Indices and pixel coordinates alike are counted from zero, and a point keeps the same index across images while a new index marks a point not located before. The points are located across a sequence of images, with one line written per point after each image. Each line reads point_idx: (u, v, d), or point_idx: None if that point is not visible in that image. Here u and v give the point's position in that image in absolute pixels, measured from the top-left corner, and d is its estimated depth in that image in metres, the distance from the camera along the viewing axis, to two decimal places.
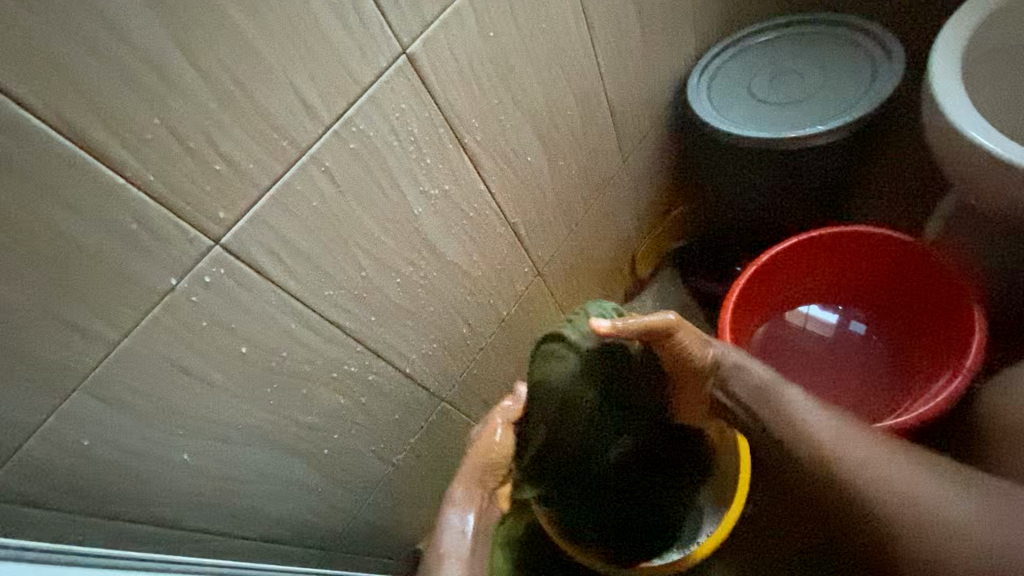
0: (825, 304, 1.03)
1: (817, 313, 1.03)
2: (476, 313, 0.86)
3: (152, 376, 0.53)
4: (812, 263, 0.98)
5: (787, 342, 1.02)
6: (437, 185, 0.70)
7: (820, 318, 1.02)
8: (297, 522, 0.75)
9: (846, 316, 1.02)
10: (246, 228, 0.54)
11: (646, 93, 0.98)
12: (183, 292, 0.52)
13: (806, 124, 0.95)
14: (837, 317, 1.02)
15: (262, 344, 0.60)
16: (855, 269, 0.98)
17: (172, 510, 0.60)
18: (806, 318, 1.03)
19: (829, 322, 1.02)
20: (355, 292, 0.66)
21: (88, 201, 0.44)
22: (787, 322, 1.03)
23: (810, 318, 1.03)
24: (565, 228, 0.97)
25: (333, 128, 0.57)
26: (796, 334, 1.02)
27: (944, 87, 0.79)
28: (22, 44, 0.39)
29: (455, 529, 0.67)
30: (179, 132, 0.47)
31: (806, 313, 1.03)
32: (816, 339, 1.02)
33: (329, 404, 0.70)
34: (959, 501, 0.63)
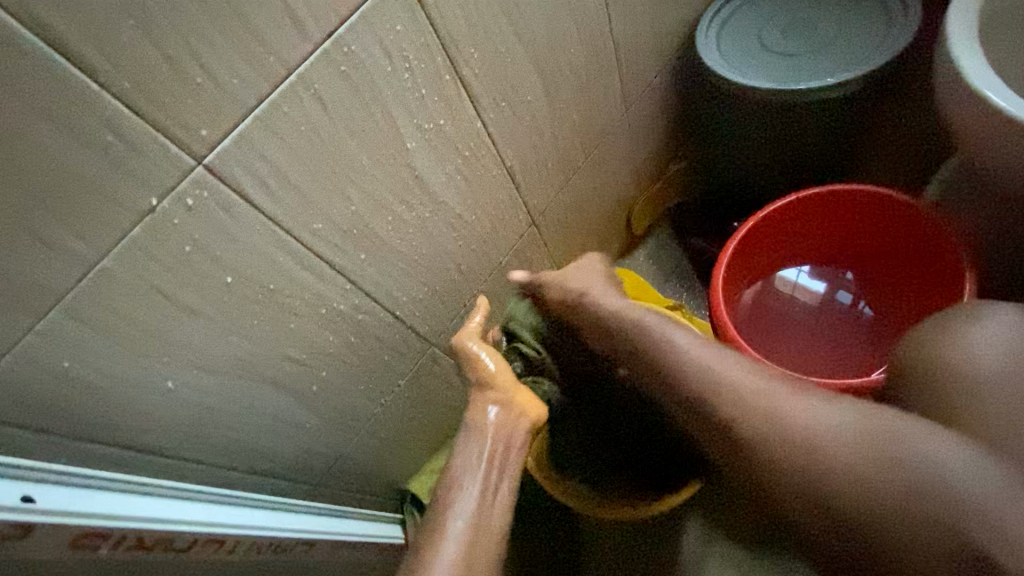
0: (815, 272, 1.03)
1: (805, 281, 1.02)
2: (468, 258, 0.86)
3: (135, 299, 0.53)
4: (807, 223, 0.97)
5: (774, 308, 1.01)
6: (431, 119, 0.68)
7: (808, 286, 1.02)
8: (283, 455, 0.77)
9: (834, 285, 1.02)
10: (230, 150, 0.52)
11: (654, 33, 0.94)
12: (164, 214, 0.51)
13: (814, 76, 0.92)
14: (825, 285, 1.02)
15: (249, 274, 0.60)
16: (847, 231, 0.97)
17: (158, 434, 0.62)
18: (795, 285, 1.02)
19: (817, 290, 1.02)
20: (343, 227, 0.66)
21: (61, 110, 0.42)
22: (776, 286, 1.02)
23: (799, 286, 1.02)
24: (562, 175, 0.95)
25: (322, 47, 0.54)
26: (784, 300, 1.02)
27: (960, 41, 0.76)
28: None
29: (468, 476, 0.68)
30: (158, 39, 0.44)
31: (795, 281, 1.02)
32: (803, 306, 1.01)
33: (316, 340, 0.71)
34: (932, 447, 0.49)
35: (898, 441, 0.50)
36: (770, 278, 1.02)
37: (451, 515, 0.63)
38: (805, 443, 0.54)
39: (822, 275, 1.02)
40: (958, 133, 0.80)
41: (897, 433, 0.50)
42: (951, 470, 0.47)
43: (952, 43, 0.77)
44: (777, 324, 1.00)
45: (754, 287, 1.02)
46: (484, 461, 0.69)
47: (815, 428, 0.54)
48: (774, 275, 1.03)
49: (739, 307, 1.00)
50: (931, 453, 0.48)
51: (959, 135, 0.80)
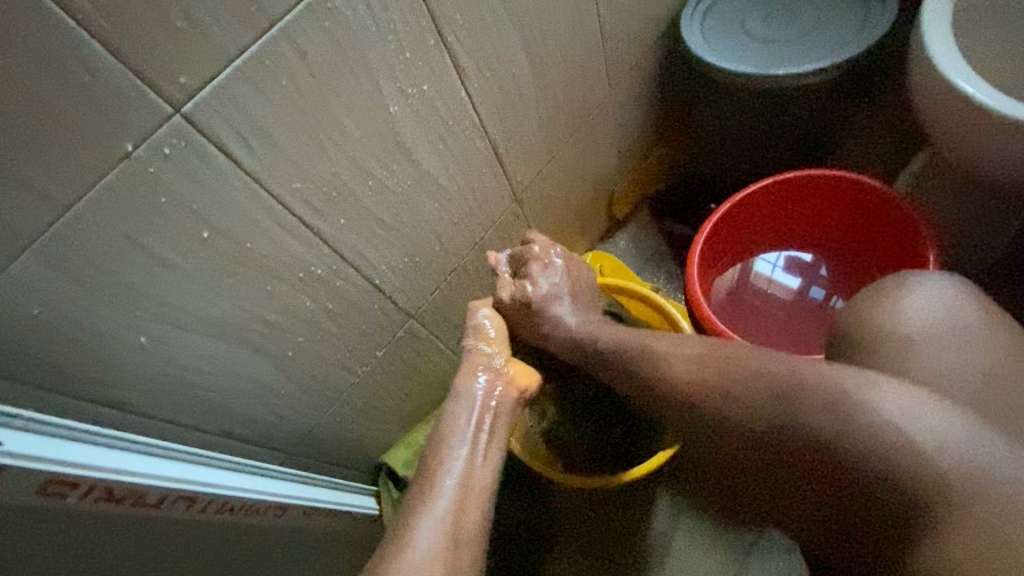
0: (789, 268, 1.06)
1: (780, 276, 1.06)
2: (450, 231, 0.86)
3: (109, 248, 0.52)
4: (781, 212, 1.00)
5: (749, 301, 1.05)
6: (416, 85, 0.68)
7: (782, 281, 1.06)
8: (258, 420, 0.77)
9: (807, 279, 1.05)
10: (210, 100, 0.52)
11: (640, 14, 0.95)
12: (140, 161, 0.50)
13: (794, 63, 0.93)
14: (799, 280, 1.05)
15: (227, 231, 0.59)
16: (820, 223, 1.01)
17: (130, 391, 0.61)
18: (769, 280, 1.06)
19: (790, 284, 1.06)
20: (325, 189, 0.65)
21: (36, 44, 0.41)
22: (752, 280, 1.06)
23: (773, 281, 1.06)
24: (546, 153, 0.96)
25: (307, 1, 0.54)
26: (759, 293, 1.06)
27: (935, 32, 0.79)
28: None
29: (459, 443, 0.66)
30: None
31: (770, 276, 1.06)
32: (777, 300, 1.05)
33: (294, 304, 0.71)
34: (939, 419, 0.54)
35: (867, 421, 0.55)
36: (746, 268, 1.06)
37: (444, 475, 0.62)
38: (802, 433, 0.59)
39: (795, 270, 1.06)
40: (929, 121, 0.83)
41: (860, 417, 0.56)
42: (908, 434, 0.54)
43: (926, 33, 0.79)
44: (752, 315, 1.04)
45: (731, 276, 1.05)
46: (474, 431, 0.68)
47: (799, 415, 0.59)
48: (750, 266, 1.06)
49: (714, 296, 1.04)
50: (897, 426, 0.54)
51: (930, 123, 0.83)
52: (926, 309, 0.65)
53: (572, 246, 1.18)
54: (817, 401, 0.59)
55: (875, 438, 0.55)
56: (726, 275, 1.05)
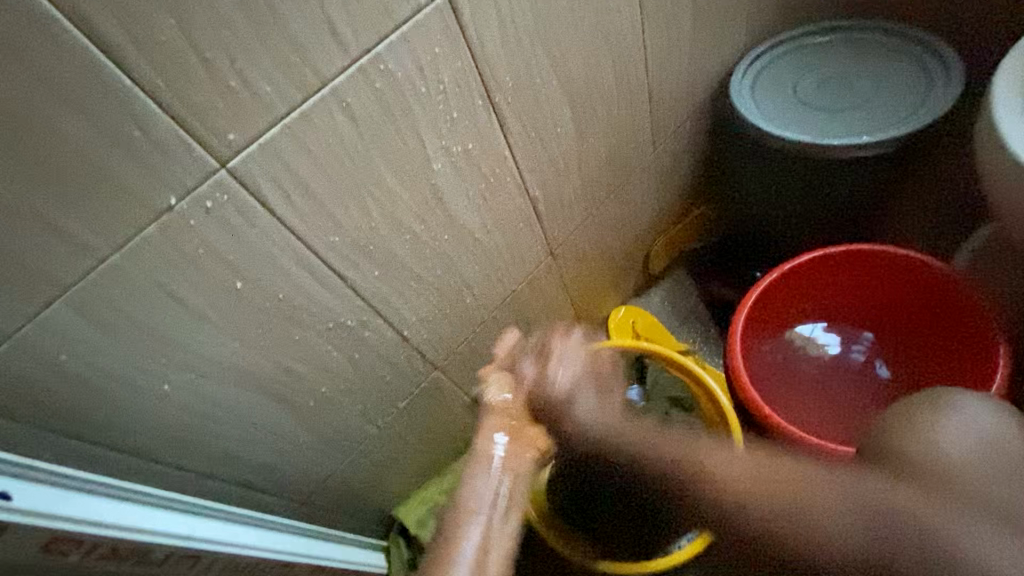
0: (829, 327, 0.98)
1: (820, 336, 0.97)
2: (481, 285, 0.84)
3: (142, 298, 0.52)
4: (832, 278, 0.94)
5: (790, 365, 0.96)
6: (460, 143, 0.68)
7: (823, 340, 0.97)
8: (273, 470, 0.75)
9: (849, 342, 0.97)
10: (255, 156, 0.52)
11: (689, 75, 0.94)
12: (181, 214, 0.50)
13: (848, 134, 0.91)
14: (840, 342, 0.97)
15: (259, 282, 0.58)
16: (869, 292, 0.94)
17: (146, 438, 0.60)
18: (809, 339, 0.97)
19: (832, 344, 0.97)
20: (361, 243, 0.65)
21: (89, 101, 0.42)
22: (792, 340, 0.97)
23: (812, 340, 0.97)
24: (585, 208, 0.94)
25: (359, 63, 0.54)
26: (800, 355, 0.96)
27: (1006, 110, 0.74)
28: None
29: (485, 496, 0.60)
30: (196, 41, 0.44)
31: (808, 334, 0.97)
32: (819, 361, 0.96)
33: (320, 355, 0.69)
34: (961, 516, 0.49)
35: (921, 521, 0.50)
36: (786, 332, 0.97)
37: (460, 550, 0.57)
38: (823, 529, 0.53)
39: (836, 330, 0.97)
40: (997, 202, 0.77)
41: (923, 512, 0.50)
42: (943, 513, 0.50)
43: (995, 110, 0.75)
44: (792, 393, 0.94)
45: (771, 343, 0.96)
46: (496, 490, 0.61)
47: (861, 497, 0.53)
48: (789, 328, 0.97)
49: (755, 366, 0.95)
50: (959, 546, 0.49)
51: (998, 204, 0.78)
52: (968, 441, 0.54)
53: (605, 301, 1.14)
54: (845, 490, 0.54)
55: (874, 521, 0.52)
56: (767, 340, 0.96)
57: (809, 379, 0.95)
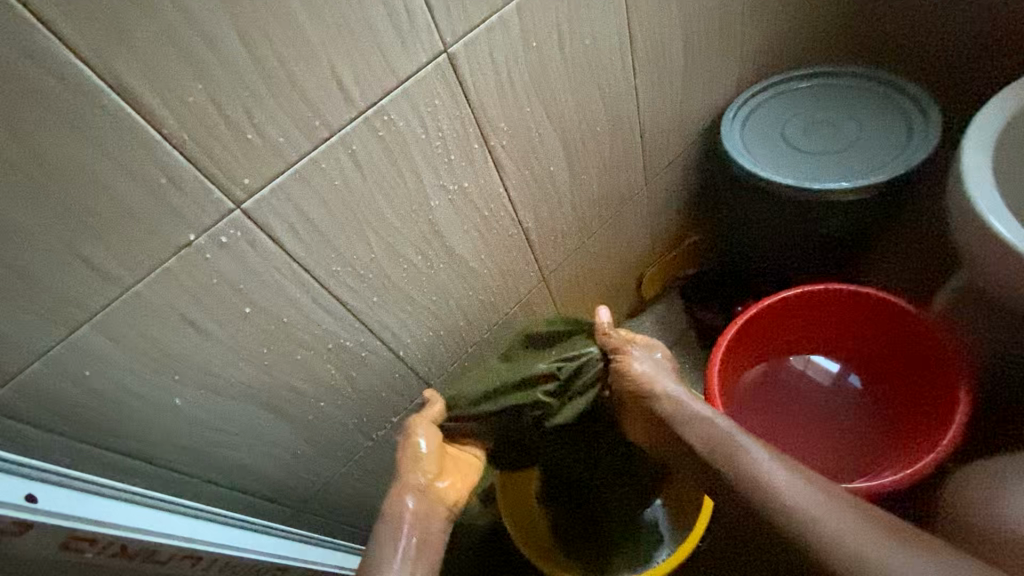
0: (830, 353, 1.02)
1: (818, 361, 1.02)
2: (475, 308, 0.89)
3: (160, 321, 0.57)
4: (830, 314, 0.97)
5: (783, 386, 1.01)
6: (456, 181, 0.73)
7: (822, 365, 1.02)
8: (272, 479, 0.80)
9: (847, 369, 1.01)
10: (267, 197, 0.57)
11: (681, 117, 0.99)
12: (199, 249, 0.55)
13: (829, 177, 0.95)
14: (839, 366, 1.01)
15: (266, 308, 0.64)
16: (863, 332, 0.97)
17: (156, 448, 0.65)
18: (807, 363, 1.02)
19: (830, 370, 1.01)
20: (361, 272, 0.70)
21: (124, 153, 0.47)
22: (787, 362, 1.03)
23: (811, 364, 1.02)
24: (576, 239, 0.99)
25: (364, 114, 0.59)
26: (795, 378, 1.02)
27: (972, 167, 0.79)
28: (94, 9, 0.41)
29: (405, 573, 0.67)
30: (219, 102, 0.49)
31: (808, 358, 1.03)
32: (813, 385, 1.01)
33: (319, 373, 0.74)
34: None
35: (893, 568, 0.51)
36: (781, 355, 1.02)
37: None
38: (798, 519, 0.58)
39: (837, 356, 1.02)
40: (965, 252, 0.82)
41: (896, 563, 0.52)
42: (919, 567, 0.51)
43: (964, 166, 0.79)
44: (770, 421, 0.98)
45: (763, 364, 1.03)
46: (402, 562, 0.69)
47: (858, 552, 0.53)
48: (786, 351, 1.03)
49: (734, 392, 1.00)
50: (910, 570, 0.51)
51: (964, 254, 0.82)
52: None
53: None
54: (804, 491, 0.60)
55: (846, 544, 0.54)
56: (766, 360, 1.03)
57: (787, 409, 0.99)
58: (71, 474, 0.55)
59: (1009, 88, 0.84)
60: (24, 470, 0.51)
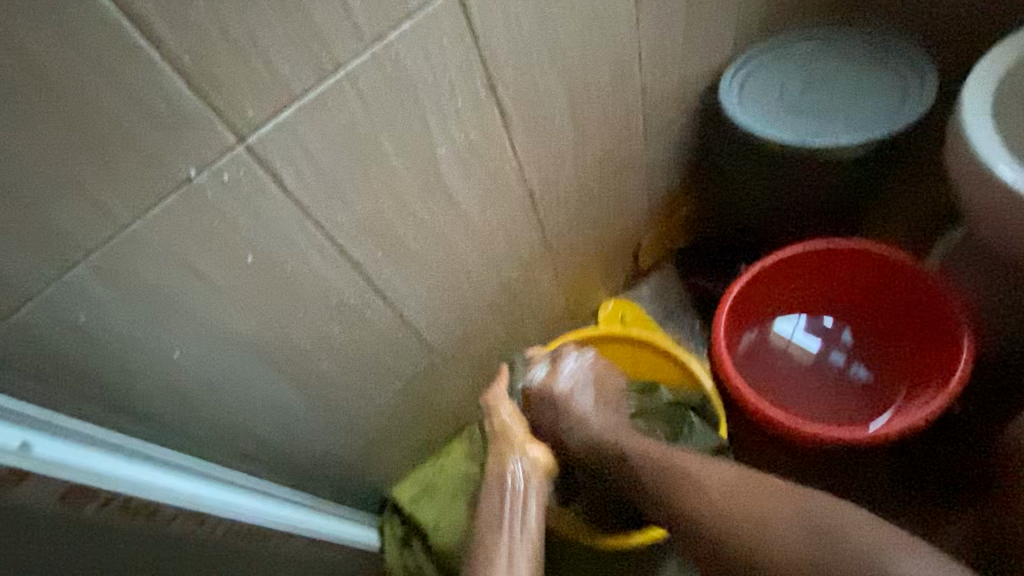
0: (810, 329, 1.02)
1: (800, 338, 1.02)
2: (479, 269, 0.87)
3: (159, 265, 0.54)
4: (824, 275, 0.98)
5: (769, 363, 1.00)
6: (463, 130, 0.71)
7: (803, 343, 1.01)
8: (274, 444, 0.77)
9: (828, 345, 1.01)
10: (271, 133, 0.54)
11: (682, 77, 0.98)
12: (201, 186, 0.52)
13: (829, 135, 0.95)
14: (820, 345, 1.01)
15: (269, 256, 0.61)
16: (858, 291, 0.98)
17: (154, 406, 0.62)
18: (790, 340, 1.02)
19: (812, 348, 1.01)
20: (366, 222, 0.67)
21: (122, 73, 0.44)
22: (772, 338, 1.02)
23: (793, 342, 1.02)
24: (579, 201, 0.97)
25: (372, 49, 0.57)
26: (779, 354, 1.01)
27: (975, 118, 0.79)
28: None
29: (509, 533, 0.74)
30: (223, 20, 0.46)
31: (790, 334, 1.02)
32: (796, 364, 1.00)
33: (323, 331, 0.72)
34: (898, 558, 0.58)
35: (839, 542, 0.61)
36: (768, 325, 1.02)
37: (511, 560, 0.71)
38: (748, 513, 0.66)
39: (817, 332, 1.02)
40: (965, 203, 0.82)
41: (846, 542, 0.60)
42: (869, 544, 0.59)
43: (964, 116, 0.80)
44: (769, 386, 0.99)
45: (751, 336, 1.02)
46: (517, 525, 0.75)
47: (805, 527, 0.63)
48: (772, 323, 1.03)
49: (736, 354, 1.00)
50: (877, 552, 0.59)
51: (965, 204, 0.83)
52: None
53: (595, 292, 1.18)
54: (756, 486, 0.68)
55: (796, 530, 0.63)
56: (754, 332, 1.02)
57: (785, 375, 0.99)
58: (66, 425, 0.51)
59: (1006, 41, 0.85)
60: (17, 418, 0.47)
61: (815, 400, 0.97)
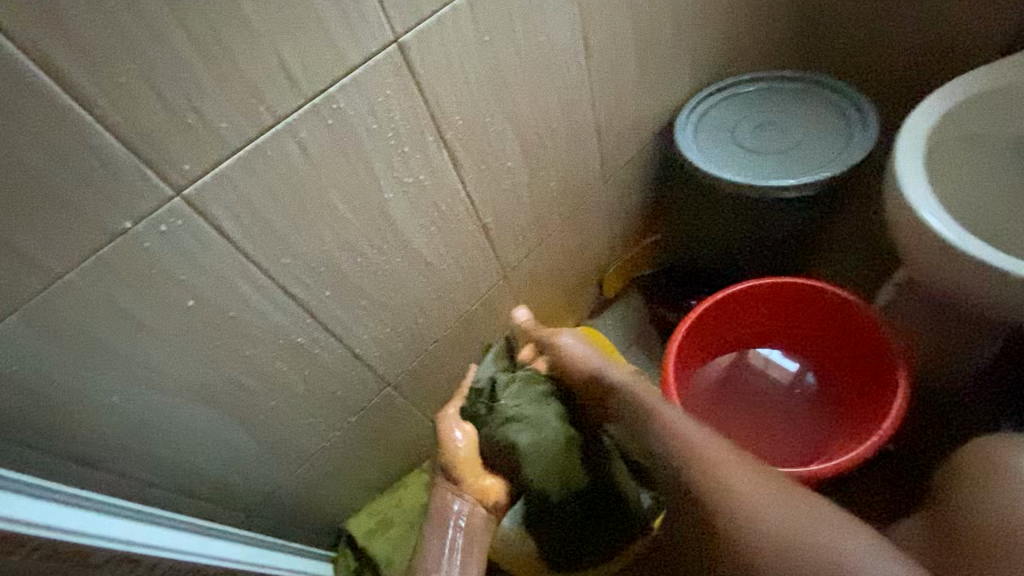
0: (786, 353, 1.05)
1: (777, 360, 1.05)
2: (434, 305, 0.89)
3: (94, 315, 0.55)
4: (786, 308, 1.00)
5: (744, 384, 1.04)
6: (411, 174, 0.73)
7: (780, 364, 1.05)
8: (222, 481, 0.78)
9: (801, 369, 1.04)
10: (209, 185, 0.56)
11: (637, 117, 1.01)
12: (136, 237, 0.54)
13: (777, 176, 0.98)
14: (794, 367, 1.05)
15: (210, 300, 0.62)
16: (816, 327, 1.00)
17: (91, 448, 0.63)
18: (767, 361, 1.05)
19: (785, 371, 1.04)
20: (313, 265, 0.69)
21: (53, 135, 0.46)
22: (749, 360, 1.06)
23: (771, 364, 1.05)
24: (537, 236, 0.99)
25: (311, 103, 0.59)
26: (755, 375, 1.05)
27: (906, 166, 0.82)
28: None
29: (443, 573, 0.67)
30: (155, 82, 0.49)
31: (767, 357, 1.06)
32: (773, 384, 1.04)
33: (269, 369, 0.73)
34: None
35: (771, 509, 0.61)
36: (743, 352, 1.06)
37: None
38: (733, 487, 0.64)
39: (793, 356, 1.05)
40: (903, 247, 0.85)
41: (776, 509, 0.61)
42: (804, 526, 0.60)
43: (898, 166, 0.82)
44: (731, 412, 1.02)
45: (726, 359, 1.06)
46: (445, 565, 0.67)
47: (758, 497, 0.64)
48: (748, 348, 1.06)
49: (692, 386, 1.02)
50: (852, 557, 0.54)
51: (901, 247, 0.85)
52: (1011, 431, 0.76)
53: (558, 323, 1.19)
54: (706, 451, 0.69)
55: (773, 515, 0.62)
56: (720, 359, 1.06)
57: (751, 404, 1.02)
58: (14, 478, 0.54)
59: (939, 91, 0.88)
60: None
61: (784, 422, 1.01)
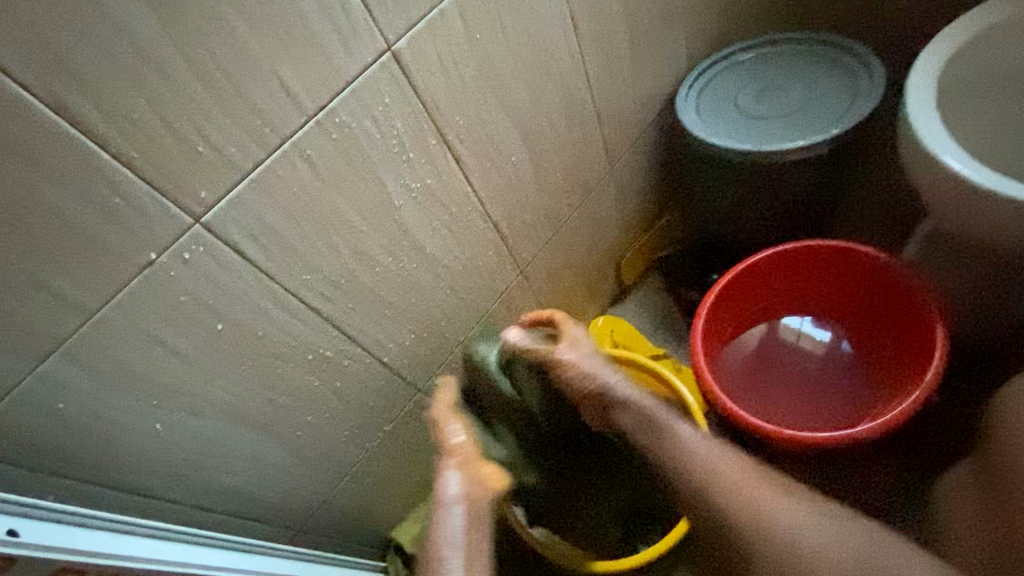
0: (818, 321, 1.03)
1: (808, 330, 1.03)
2: (455, 307, 0.89)
3: (131, 347, 0.58)
4: (814, 272, 0.98)
5: (779, 358, 1.02)
6: (418, 180, 0.74)
7: (811, 335, 1.02)
8: (267, 501, 0.80)
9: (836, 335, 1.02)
10: (225, 210, 0.58)
11: (636, 98, 1.00)
12: (162, 267, 0.56)
13: (786, 139, 0.97)
14: (827, 335, 1.02)
15: (238, 322, 0.64)
16: (850, 290, 0.97)
17: (141, 477, 0.65)
18: (798, 333, 1.03)
19: (818, 340, 1.02)
20: (333, 279, 0.70)
21: (76, 177, 0.49)
22: (780, 333, 1.03)
23: (802, 334, 1.03)
24: (551, 227, 0.99)
25: (314, 119, 0.60)
26: (789, 348, 1.02)
27: (919, 113, 0.80)
28: (26, 38, 0.43)
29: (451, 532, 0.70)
30: (165, 117, 0.51)
31: (798, 328, 1.03)
32: (808, 356, 1.01)
33: (302, 385, 0.74)
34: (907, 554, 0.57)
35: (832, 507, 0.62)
36: (773, 323, 1.03)
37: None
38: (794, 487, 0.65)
39: (824, 324, 1.03)
40: (924, 198, 0.83)
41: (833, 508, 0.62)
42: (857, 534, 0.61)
43: (911, 114, 0.80)
44: (766, 387, 1.00)
45: (756, 332, 1.04)
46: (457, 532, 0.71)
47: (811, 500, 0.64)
48: (777, 319, 1.04)
49: (723, 362, 1.01)
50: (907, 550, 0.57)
51: (923, 196, 0.83)
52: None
53: (580, 314, 1.18)
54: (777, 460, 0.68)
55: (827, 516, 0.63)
56: (748, 332, 1.04)
57: (789, 377, 1.00)
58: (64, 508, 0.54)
59: (944, 31, 0.85)
60: (19, 507, 0.50)
61: (822, 392, 0.98)
